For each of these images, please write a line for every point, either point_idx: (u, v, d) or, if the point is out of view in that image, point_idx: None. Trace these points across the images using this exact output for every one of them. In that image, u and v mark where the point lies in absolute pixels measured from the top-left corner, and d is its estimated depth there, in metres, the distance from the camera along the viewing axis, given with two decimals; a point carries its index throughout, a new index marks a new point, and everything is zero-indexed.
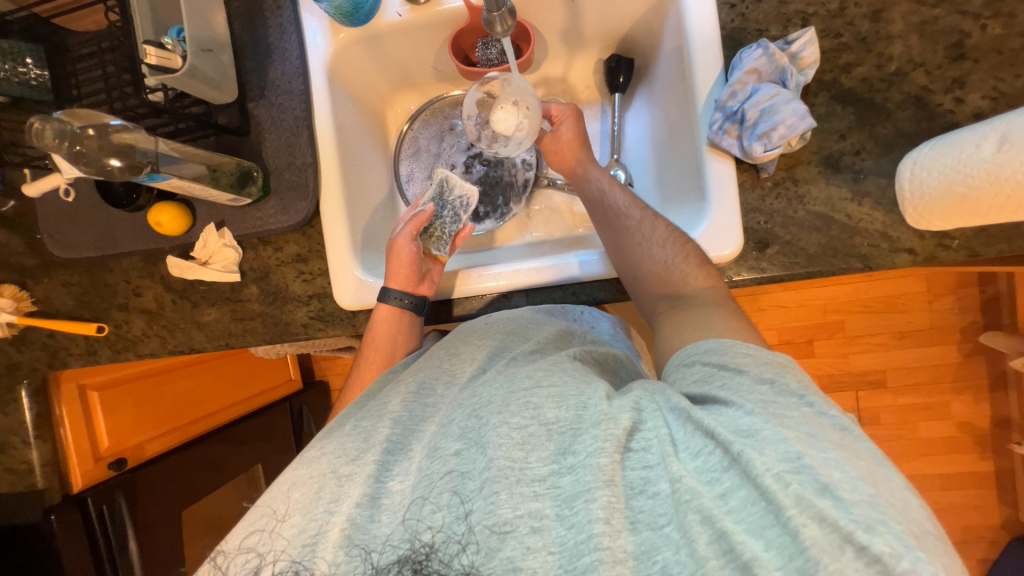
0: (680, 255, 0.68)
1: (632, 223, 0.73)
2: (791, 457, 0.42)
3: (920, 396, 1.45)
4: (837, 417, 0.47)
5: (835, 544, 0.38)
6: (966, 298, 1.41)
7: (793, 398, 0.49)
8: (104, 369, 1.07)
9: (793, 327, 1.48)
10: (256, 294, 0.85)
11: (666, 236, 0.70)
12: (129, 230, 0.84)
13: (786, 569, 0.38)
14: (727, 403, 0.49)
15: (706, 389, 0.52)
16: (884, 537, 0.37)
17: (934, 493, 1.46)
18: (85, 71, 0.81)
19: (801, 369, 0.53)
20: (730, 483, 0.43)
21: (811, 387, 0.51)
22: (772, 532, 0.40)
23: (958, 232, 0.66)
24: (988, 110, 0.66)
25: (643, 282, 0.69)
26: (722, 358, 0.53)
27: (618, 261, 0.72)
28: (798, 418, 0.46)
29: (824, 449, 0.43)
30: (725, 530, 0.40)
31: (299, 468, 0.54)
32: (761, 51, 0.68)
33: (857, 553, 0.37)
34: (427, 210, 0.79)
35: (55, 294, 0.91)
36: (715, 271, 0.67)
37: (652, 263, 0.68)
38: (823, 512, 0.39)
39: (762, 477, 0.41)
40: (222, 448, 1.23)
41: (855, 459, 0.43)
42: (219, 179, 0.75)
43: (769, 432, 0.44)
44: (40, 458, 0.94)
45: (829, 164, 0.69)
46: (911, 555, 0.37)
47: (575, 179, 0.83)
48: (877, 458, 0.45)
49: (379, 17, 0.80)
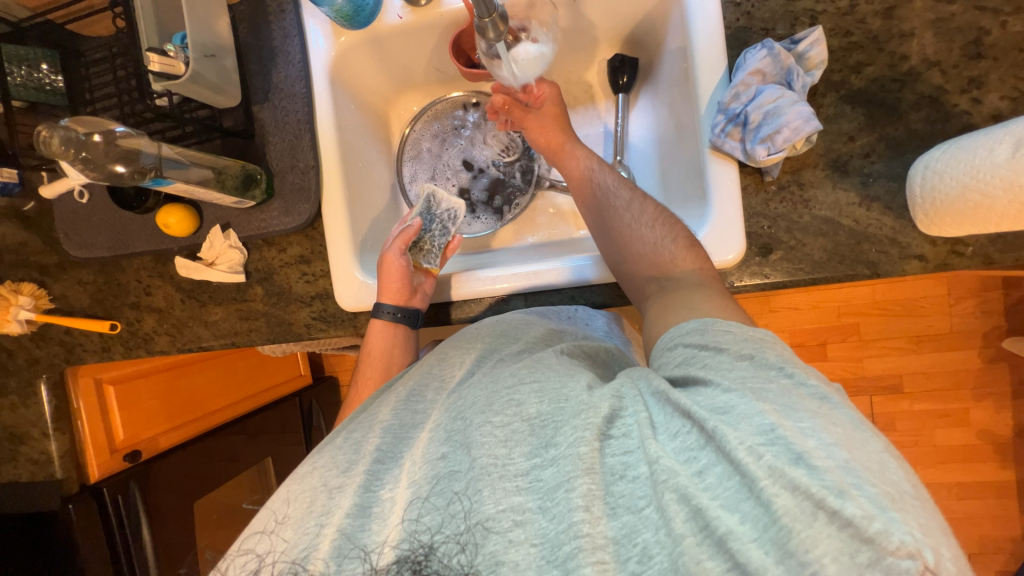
0: (669, 237, 0.67)
1: (621, 203, 0.73)
2: (766, 430, 0.41)
3: (939, 403, 1.41)
4: (816, 387, 0.46)
5: (807, 511, 0.37)
6: (988, 301, 1.35)
7: (772, 371, 0.48)
8: (119, 365, 1.10)
9: (806, 329, 1.45)
10: (260, 294, 0.87)
11: (655, 217, 0.70)
12: (140, 231, 0.87)
13: (761, 541, 0.37)
14: (706, 383, 0.48)
15: (687, 370, 0.51)
16: (856, 501, 0.36)
17: (952, 502, 1.42)
18: (97, 75, 0.83)
19: (783, 343, 0.51)
20: (707, 460, 0.42)
21: (793, 360, 0.49)
22: (747, 505, 0.39)
23: (972, 238, 0.63)
24: (1007, 111, 0.63)
25: (632, 265, 0.68)
26: (703, 338, 0.52)
27: (606, 247, 0.71)
28: (776, 391, 0.45)
29: (800, 419, 0.42)
30: (700, 506, 0.40)
31: (293, 483, 0.55)
32: (765, 51, 0.66)
33: (829, 518, 0.36)
34: (416, 224, 0.80)
35: (72, 292, 0.94)
36: (704, 253, 0.66)
37: (641, 245, 0.68)
38: (796, 480, 0.37)
39: (736, 452, 0.40)
40: (235, 441, 1.27)
41: (832, 426, 0.42)
42: (224, 182, 0.76)
43: (744, 407, 0.43)
44: (59, 449, 0.97)
45: (836, 168, 0.67)
46: (884, 517, 0.35)
47: (561, 158, 0.82)
48: (857, 424, 0.43)
49: (380, 19, 0.80)
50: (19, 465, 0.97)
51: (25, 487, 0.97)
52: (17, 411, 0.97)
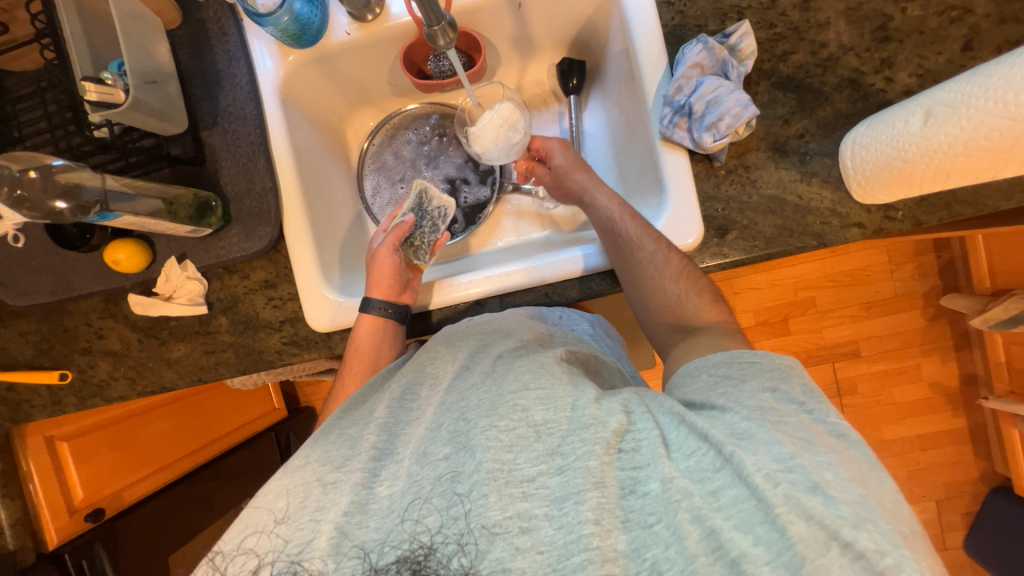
0: (693, 291, 0.68)
1: (644, 254, 0.69)
2: (782, 458, 0.43)
3: (893, 362, 1.51)
4: (834, 424, 0.48)
5: (821, 540, 0.39)
6: (925, 264, 1.47)
7: (793, 405, 0.49)
8: (73, 418, 1.02)
9: (768, 307, 1.53)
10: (226, 325, 0.83)
11: (680, 270, 0.69)
12: (85, 271, 0.81)
13: (774, 564, 0.39)
14: (724, 410, 0.50)
15: (707, 396, 0.53)
16: (870, 534, 0.38)
17: (915, 453, 1.51)
18: (25, 112, 0.78)
19: (808, 373, 0.54)
20: (722, 482, 0.43)
21: (815, 391, 0.52)
22: (762, 528, 0.40)
23: (902, 203, 0.69)
24: (915, 87, 0.70)
25: (656, 316, 0.71)
26: (729, 369, 0.55)
27: (632, 293, 0.72)
28: (794, 424, 0.47)
29: (818, 453, 0.44)
30: (715, 527, 0.41)
31: (284, 477, 0.53)
32: (701, 46, 0.71)
33: (842, 549, 0.38)
34: (410, 220, 0.79)
35: (13, 344, 0.87)
36: (727, 307, 0.69)
37: (666, 299, 0.69)
38: (811, 510, 0.40)
39: (753, 477, 0.42)
40: (206, 485, 1.20)
41: (848, 462, 0.44)
42: (177, 212, 0.74)
43: (763, 435, 0.45)
44: (9, 518, 0.89)
45: (776, 149, 0.72)
46: (896, 553, 0.38)
47: (584, 208, 0.80)
48: (873, 462, 0.45)
49: (328, 36, 0.80)
50: None
51: None
52: None
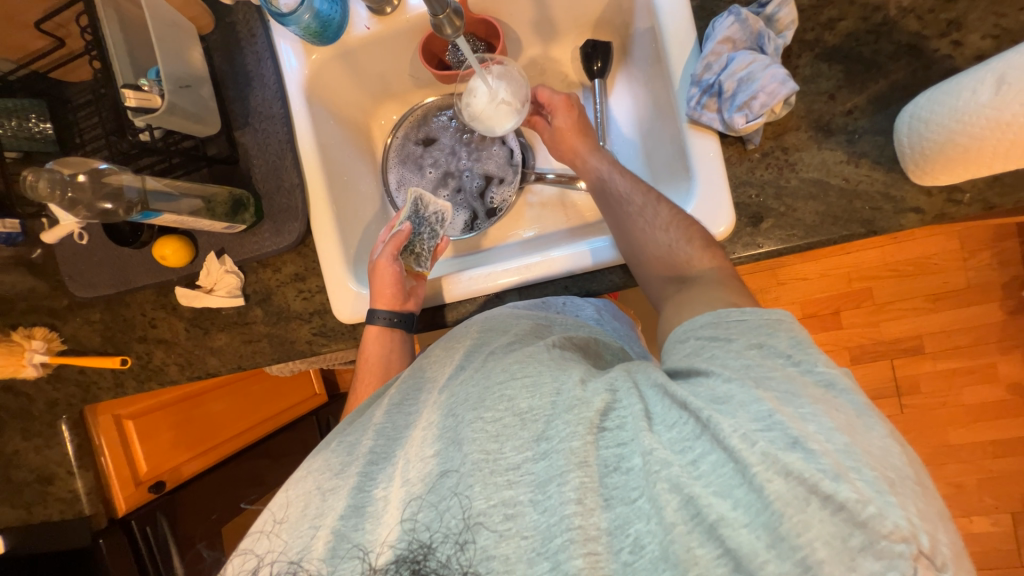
0: (683, 238, 0.64)
1: (633, 208, 0.70)
2: (763, 416, 0.40)
3: (963, 360, 1.37)
4: (824, 373, 0.44)
5: (800, 496, 0.36)
6: (1004, 251, 1.31)
7: (781, 359, 0.46)
8: (135, 399, 1.10)
9: (817, 299, 1.42)
10: (261, 316, 0.88)
11: (670, 220, 0.66)
12: (139, 266, 0.88)
13: (753, 525, 0.37)
14: (707, 373, 0.47)
15: (692, 361, 0.50)
16: (852, 485, 0.35)
17: (987, 461, 1.37)
18: (85, 119, 0.85)
19: (800, 325, 0.49)
20: (701, 449, 0.41)
21: (806, 342, 0.47)
22: (740, 491, 0.38)
23: (968, 184, 0.62)
24: (990, 50, 0.62)
25: (647, 267, 0.66)
26: (715, 331, 0.51)
27: (623, 246, 0.69)
28: (779, 378, 0.44)
29: (801, 405, 0.41)
30: (693, 495, 0.39)
31: (288, 488, 0.55)
32: (732, 18, 0.66)
33: (822, 503, 0.36)
34: (404, 229, 0.78)
35: (82, 332, 0.95)
36: (721, 252, 0.63)
37: (655, 249, 0.65)
38: (789, 466, 0.37)
39: (730, 440, 0.39)
40: (256, 464, 1.30)
41: (834, 412, 0.41)
42: (215, 210, 0.77)
43: (743, 395, 0.42)
44: (85, 486, 0.97)
45: (820, 128, 0.66)
46: (881, 501, 0.35)
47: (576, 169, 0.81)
48: (862, 409, 0.42)
49: (348, 32, 0.81)
50: (48, 505, 0.97)
51: (54, 527, 0.97)
52: (43, 452, 0.97)
